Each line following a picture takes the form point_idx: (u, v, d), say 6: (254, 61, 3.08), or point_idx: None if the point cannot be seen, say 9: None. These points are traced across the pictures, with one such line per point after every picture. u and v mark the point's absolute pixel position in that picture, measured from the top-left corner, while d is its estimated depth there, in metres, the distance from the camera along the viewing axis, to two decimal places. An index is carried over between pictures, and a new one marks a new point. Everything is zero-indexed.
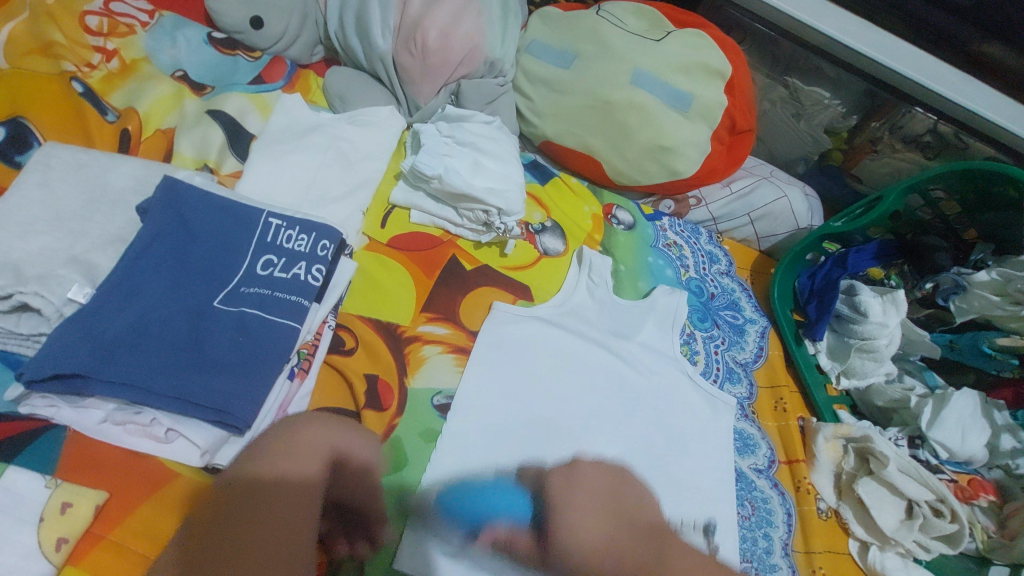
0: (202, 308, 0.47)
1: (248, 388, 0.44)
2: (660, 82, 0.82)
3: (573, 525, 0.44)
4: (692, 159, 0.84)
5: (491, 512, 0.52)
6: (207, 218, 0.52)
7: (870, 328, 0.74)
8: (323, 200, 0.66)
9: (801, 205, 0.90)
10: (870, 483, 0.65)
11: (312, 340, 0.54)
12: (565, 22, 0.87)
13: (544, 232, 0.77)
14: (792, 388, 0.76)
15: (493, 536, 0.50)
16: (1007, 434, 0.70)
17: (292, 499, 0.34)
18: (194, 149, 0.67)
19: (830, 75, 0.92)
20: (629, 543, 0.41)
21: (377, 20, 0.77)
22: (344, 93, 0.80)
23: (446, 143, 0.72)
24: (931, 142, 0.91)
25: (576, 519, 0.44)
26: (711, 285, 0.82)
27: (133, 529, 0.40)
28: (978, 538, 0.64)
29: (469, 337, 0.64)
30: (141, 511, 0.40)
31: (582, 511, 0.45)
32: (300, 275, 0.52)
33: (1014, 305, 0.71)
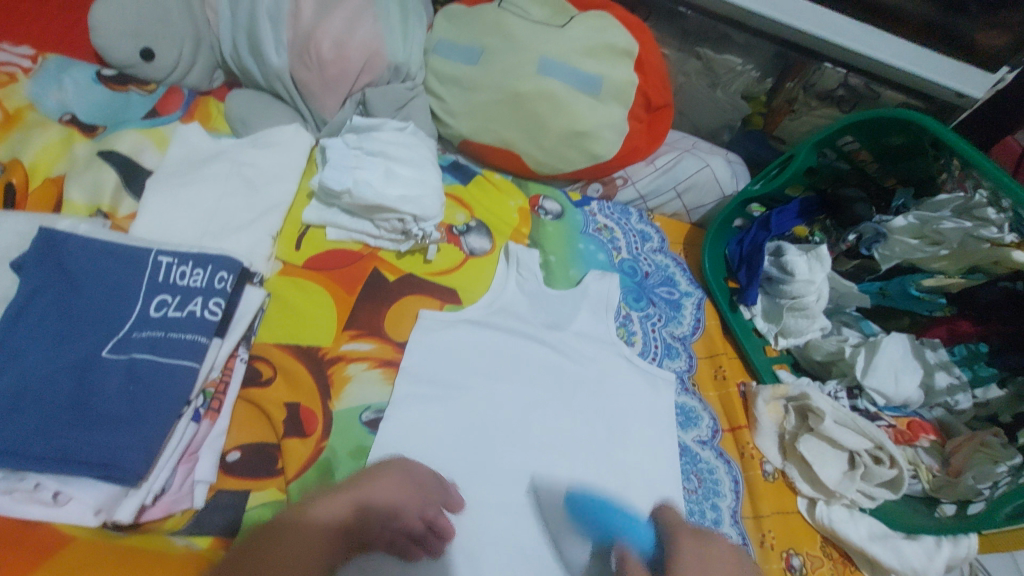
0: (88, 359, 0.45)
1: (137, 437, 0.43)
2: (568, 68, 0.81)
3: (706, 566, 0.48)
4: (610, 141, 0.84)
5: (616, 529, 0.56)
6: (92, 263, 0.50)
7: (798, 287, 0.74)
8: (227, 229, 0.64)
9: (724, 172, 0.90)
10: (811, 439, 0.65)
11: (219, 378, 0.53)
12: (468, 18, 0.86)
13: (468, 232, 0.76)
14: (732, 354, 0.77)
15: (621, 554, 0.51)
16: (941, 372, 0.73)
17: (314, 539, 0.41)
18: (86, 195, 0.64)
19: (739, 42, 0.93)
20: None
21: (269, 38, 0.75)
22: (245, 116, 0.78)
23: (354, 154, 0.71)
24: (845, 96, 0.94)
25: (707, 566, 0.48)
26: (645, 264, 0.83)
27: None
28: (923, 478, 0.66)
29: (397, 349, 0.63)
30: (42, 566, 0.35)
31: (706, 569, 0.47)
32: (195, 312, 0.50)
33: (933, 245, 0.71)
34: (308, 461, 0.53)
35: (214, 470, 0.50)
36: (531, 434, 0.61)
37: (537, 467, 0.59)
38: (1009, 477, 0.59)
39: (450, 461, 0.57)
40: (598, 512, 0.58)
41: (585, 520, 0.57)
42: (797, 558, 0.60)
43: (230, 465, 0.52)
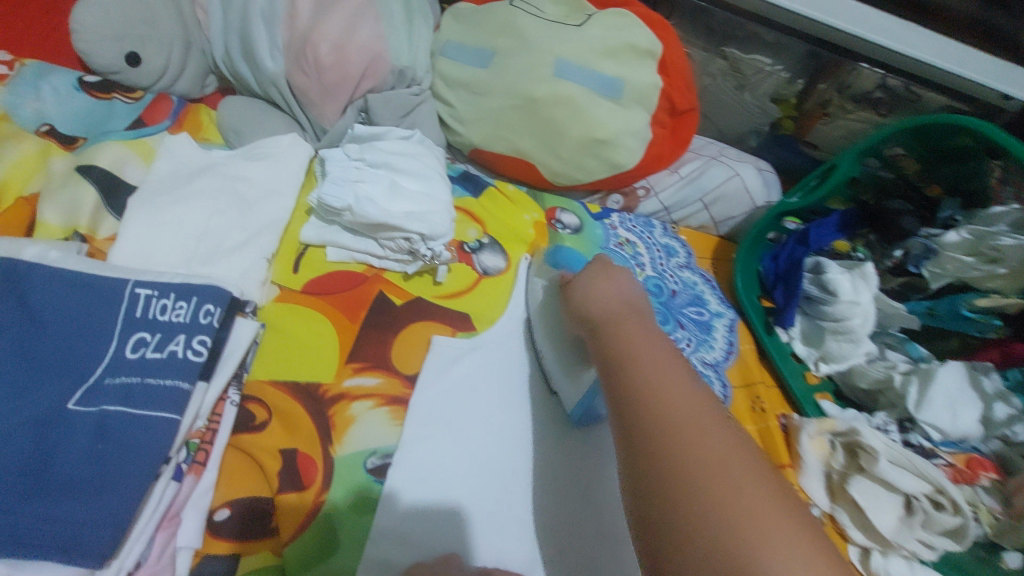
0: (50, 414, 0.39)
1: (107, 507, 0.38)
2: (587, 70, 0.75)
3: (596, 285, 0.52)
4: (632, 149, 0.78)
5: (564, 262, 0.66)
6: (59, 298, 0.44)
7: (841, 309, 0.68)
8: (218, 252, 0.58)
9: (754, 182, 0.84)
10: (862, 481, 0.59)
11: (205, 426, 0.48)
12: (478, 17, 0.79)
13: (481, 249, 0.70)
14: (768, 382, 0.71)
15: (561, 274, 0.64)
16: (1000, 403, 0.66)
17: None
18: (61, 216, 0.58)
19: (768, 41, 0.87)
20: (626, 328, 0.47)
21: (264, 41, 0.69)
22: (238, 125, 0.72)
23: (356, 167, 0.65)
24: (883, 97, 0.86)
25: (601, 283, 0.52)
26: (671, 281, 0.76)
27: None
28: (984, 522, 0.59)
29: (405, 384, 0.57)
30: None
31: (607, 293, 0.51)
32: (176, 352, 0.45)
33: (990, 263, 0.65)
34: (307, 518, 0.47)
35: (199, 534, 0.44)
36: (554, 477, 0.55)
37: (562, 516, 0.54)
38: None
39: (466, 513, 0.51)
40: (560, 258, 0.67)
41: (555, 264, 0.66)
42: None
43: (219, 525, 0.45)
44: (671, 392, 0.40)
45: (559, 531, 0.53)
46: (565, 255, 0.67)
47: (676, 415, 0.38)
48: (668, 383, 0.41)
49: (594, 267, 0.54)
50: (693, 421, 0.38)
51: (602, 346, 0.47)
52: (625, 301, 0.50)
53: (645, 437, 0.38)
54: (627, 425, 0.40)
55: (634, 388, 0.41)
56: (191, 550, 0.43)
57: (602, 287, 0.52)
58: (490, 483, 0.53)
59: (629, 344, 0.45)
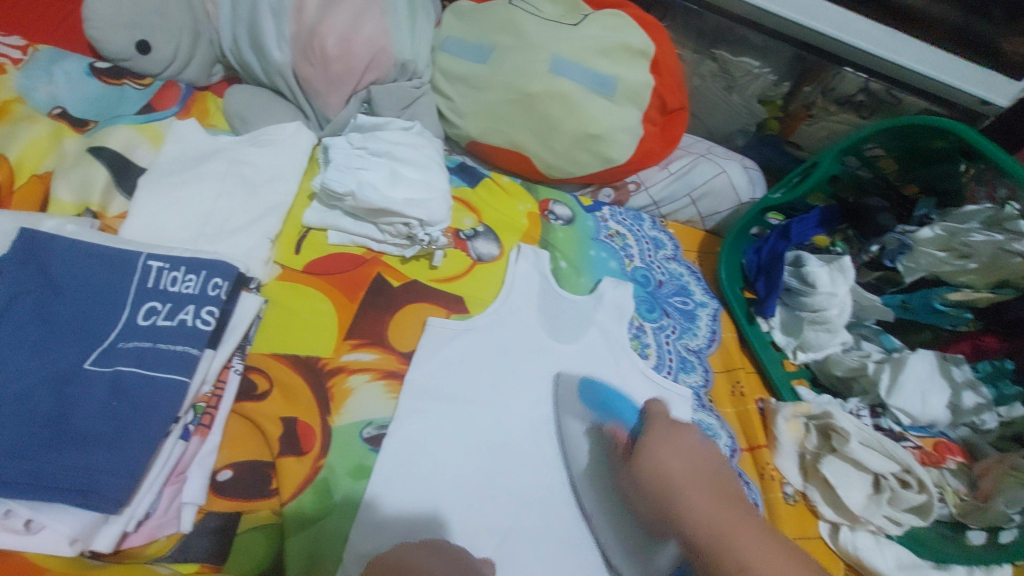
0: (69, 373, 0.42)
1: (121, 459, 0.40)
2: (581, 68, 0.78)
3: (663, 459, 0.48)
4: (624, 145, 0.81)
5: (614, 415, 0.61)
6: (75, 267, 0.46)
7: (820, 300, 0.71)
8: (223, 232, 0.61)
9: (740, 179, 0.87)
10: (834, 461, 0.62)
11: (211, 392, 0.51)
12: (478, 15, 0.83)
13: (476, 237, 0.73)
14: (748, 368, 0.74)
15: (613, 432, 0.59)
16: (969, 391, 0.69)
17: None
18: (74, 193, 0.61)
19: (757, 44, 0.90)
20: (701, 487, 0.46)
21: (271, 32, 0.72)
22: (243, 112, 0.75)
23: (359, 154, 0.67)
24: (865, 101, 0.90)
25: (667, 454, 0.48)
26: (658, 272, 0.80)
27: None
28: (950, 502, 0.62)
29: (400, 360, 0.60)
30: None
31: (676, 457, 0.48)
32: (186, 320, 0.47)
33: (961, 259, 0.68)
34: (305, 481, 0.50)
35: (204, 491, 0.47)
36: (542, 451, 0.58)
37: (546, 487, 0.57)
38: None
39: (456, 481, 0.54)
40: (609, 401, 0.62)
41: (595, 404, 0.61)
42: None
43: (223, 484, 0.49)
44: (749, 543, 0.42)
45: (544, 500, 0.56)
46: (618, 400, 0.63)
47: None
48: (748, 550, 0.42)
49: (655, 428, 0.51)
50: (767, 562, 0.41)
51: (674, 531, 0.46)
52: (690, 453, 0.48)
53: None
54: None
55: (699, 545, 0.44)
56: (195, 506, 0.46)
57: (666, 450, 0.49)
58: (480, 453, 0.56)
59: (691, 509, 0.45)
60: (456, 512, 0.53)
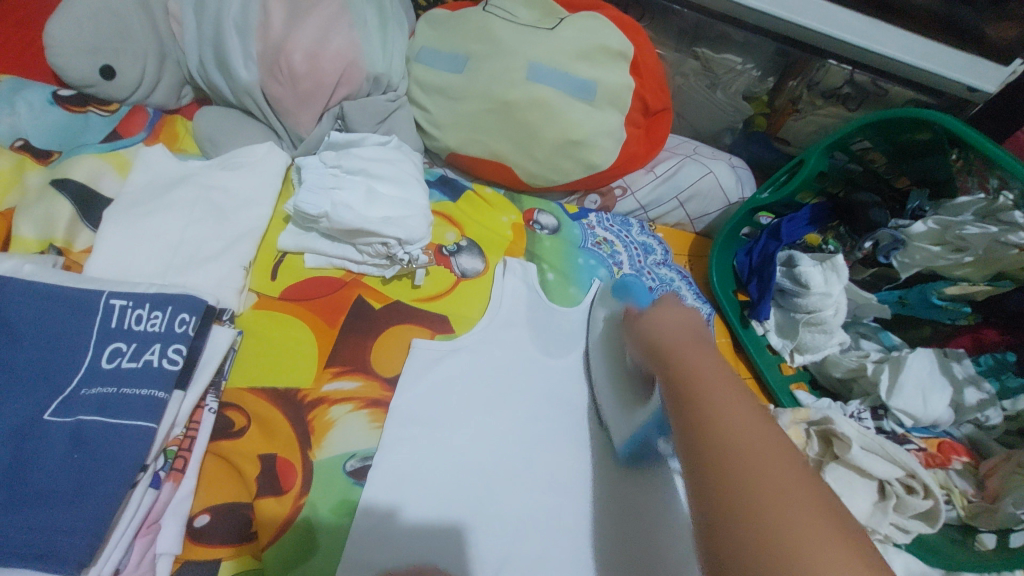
0: (25, 426, 0.40)
1: (83, 515, 0.38)
2: (560, 73, 0.76)
3: (659, 319, 0.48)
4: (608, 149, 0.79)
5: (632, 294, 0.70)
6: (32, 311, 0.44)
7: (814, 300, 0.69)
8: (194, 261, 0.59)
9: (728, 179, 0.85)
10: (838, 469, 0.59)
11: (184, 433, 0.49)
12: (453, 23, 0.81)
13: (459, 252, 0.71)
14: (745, 374, 0.73)
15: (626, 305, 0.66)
16: (970, 388, 0.67)
17: None
18: (37, 228, 0.58)
19: (738, 40, 0.88)
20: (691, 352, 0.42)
21: (237, 51, 0.70)
22: (214, 136, 0.73)
23: (333, 174, 0.66)
24: (851, 93, 0.89)
25: (663, 316, 0.48)
26: (648, 278, 0.78)
27: None
28: (958, 505, 0.60)
29: (384, 386, 0.57)
30: None
31: (669, 321, 0.48)
32: (152, 361, 0.45)
33: (956, 252, 0.67)
34: (284, 523, 0.47)
35: (180, 540, 0.45)
36: (535, 472, 0.56)
37: (542, 512, 0.54)
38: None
39: (446, 513, 0.51)
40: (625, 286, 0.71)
41: (619, 292, 0.70)
42: None
43: (200, 530, 0.46)
44: (748, 429, 0.34)
45: (541, 524, 0.54)
46: (632, 282, 0.72)
47: (757, 448, 0.32)
48: (746, 430, 0.34)
49: (656, 301, 0.51)
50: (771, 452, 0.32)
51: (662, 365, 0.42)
52: (688, 332, 0.46)
53: (711, 456, 0.33)
54: (679, 412, 0.37)
55: (690, 411, 0.36)
56: (171, 556, 0.44)
57: (664, 321, 0.48)
58: (471, 480, 0.54)
59: (715, 396, 0.36)
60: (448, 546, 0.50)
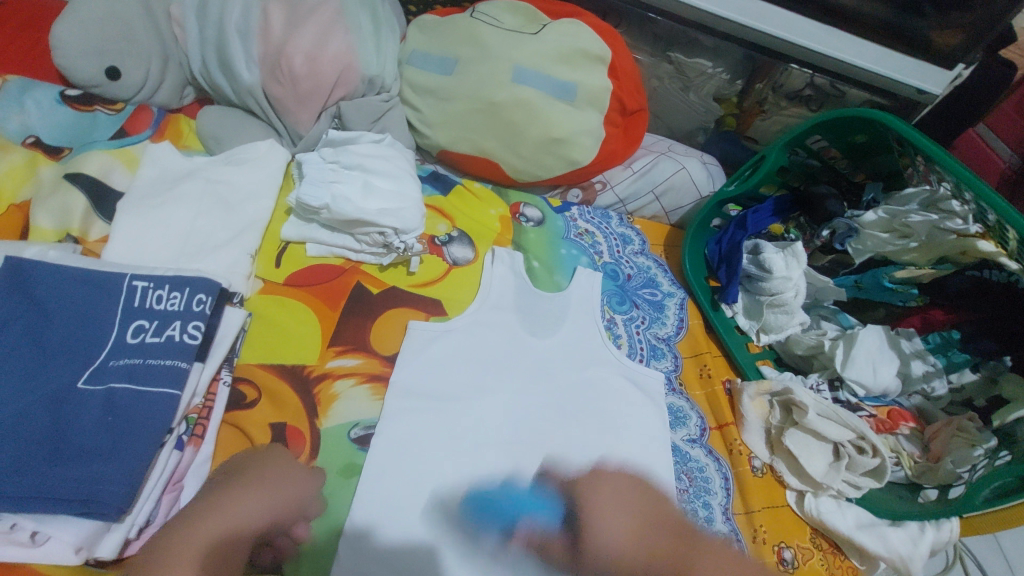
0: (63, 393, 0.45)
1: (119, 467, 0.43)
2: (542, 76, 0.82)
3: (604, 531, 0.54)
4: (587, 147, 0.85)
5: (519, 512, 0.57)
6: (63, 293, 0.49)
7: (776, 284, 0.76)
8: (204, 249, 0.63)
9: (700, 174, 0.92)
10: (796, 433, 0.66)
11: (202, 403, 0.53)
12: (442, 29, 0.86)
13: (451, 242, 0.76)
14: (715, 352, 0.78)
15: (526, 536, 0.55)
16: (917, 360, 0.75)
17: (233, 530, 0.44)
18: (54, 219, 0.62)
19: (708, 46, 0.95)
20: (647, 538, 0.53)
21: (240, 54, 0.74)
22: (218, 133, 0.77)
23: (332, 169, 0.71)
24: (812, 95, 0.97)
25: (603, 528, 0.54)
26: (627, 266, 0.84)
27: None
28: (906, 465, 0.68)
29: (384, 363, 0.62)
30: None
31: (612, 525, 0.54)
32: (174, 336, 0.50)
33: (903, 239, 0.74)
34: None
35: None
36: (526, 442, 0.61)
37: (532, 478, 0.59)
38: (986, 460, 0.62)
39: (442, 474, 0.57)
40: (488, 509, 0.56)
41: (490, 519, 0.56)
42: (788, 550, 0.61)
43: None
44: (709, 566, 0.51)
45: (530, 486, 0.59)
46: (507, 503, 0.57)
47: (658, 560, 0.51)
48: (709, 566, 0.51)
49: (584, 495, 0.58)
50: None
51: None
52: (635, 521, 0.54)
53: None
54: None
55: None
56: None
57: (604, 525, 0.54)
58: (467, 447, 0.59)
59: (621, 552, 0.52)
60: (445, 503, 0.55)
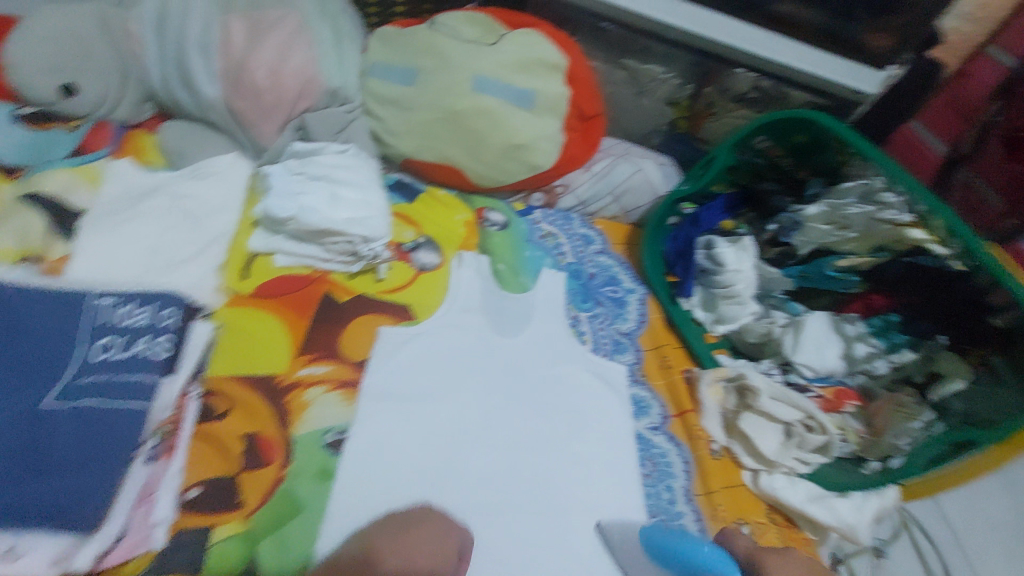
0: (34, 411, 0.48)
1: (94, 478, 0.47)
2: (502, 84, 0.84)
3: None
4: (548, 151, 0.88)
5: None
6: (33, 315, 0.52)
7: (728, 276, 0.81)
8: (172, 264, 0.64)
9: (656, 175, 0.96)
10: (750, 416, 0.70)
11: (171, 417, 0.53)
12: (401, 40, 0.88)
13: (418, 248, 0.78)
14: (674, 344, 0.82)
15: None
16: (860, 343, 0.80)
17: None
18: (12, 239, 0.60)
19: (659, 53, 1.00)
20: None
21: (201, 70, 0.75)
22: (182, 148, 0.76)
23: (298, 180, 0.72)
24: (758, 97, 1.02)
25: None
26: (589, 265, 0.88)
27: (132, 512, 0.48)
28: (852, 441, 0.73)
29: (354, 369, 0.64)
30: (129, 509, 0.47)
31: None
32: (142, 351, 0.53)
33: (842, 230, 0.79)
34: (270, 490, 0.54)
35: (173, 512, 0.50)
36: (497, 438, 0.63)
37: (504, 472, 0.61)
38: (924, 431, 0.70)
39: (415, 473, 0.59)
40: None
41: None
42: (745, 527, 0.65)
43: (191, 501, 0.51)
44: None
45: (501, 481, 0.61)
46: None
47: None
48: None
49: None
50: None
51: None
52: None
53: None
54: None
55: None
56: (165, 527, 0.49)
57: None
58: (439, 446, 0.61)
59: None
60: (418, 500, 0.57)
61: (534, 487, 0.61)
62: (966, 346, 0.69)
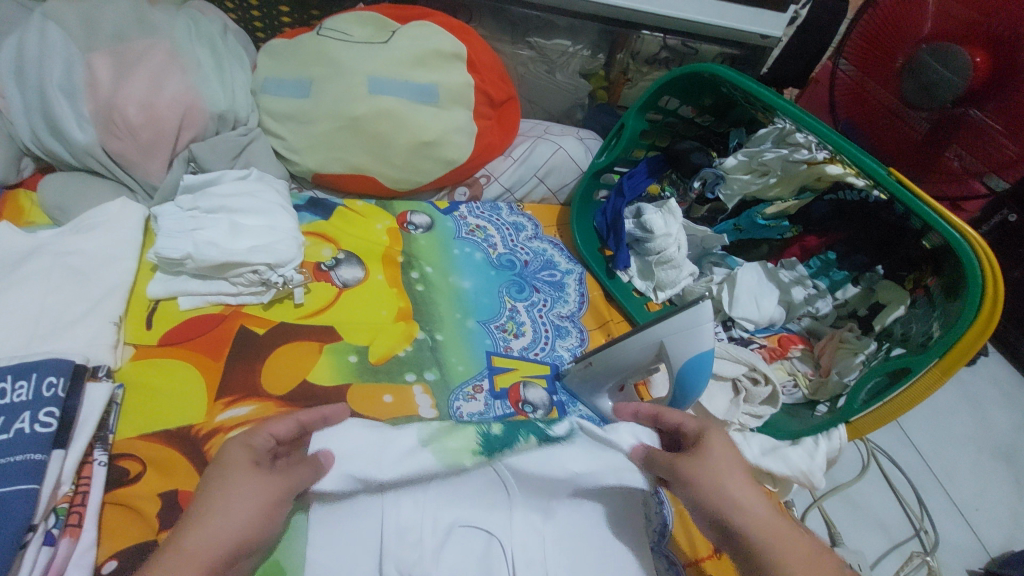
0: None
1: None
2: (399, 83, 0.80)
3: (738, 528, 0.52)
4: (461, 145, 0.85)
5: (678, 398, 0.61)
6: None
7: (660, 242, 0.81)
8: (59, 326, 0.59)
9: (577, 151, 0.94)
10: None
11: (72, 490, 0.51)
12: (290, 51, 0.83)
13: (338, 265, 0.75)
14: (617, 318, 0.83)
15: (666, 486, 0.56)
16: (797, 287, 0.81)
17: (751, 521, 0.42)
18: (51, 205, 0.71)
19: (564, 27, 0.98)
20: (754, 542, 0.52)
21: (67, 113, 0.69)
22: (63, 203, 0.71)
23: (190, 216, 0.68)
24: (669, 56, 1.00)
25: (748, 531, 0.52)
26: (522, 253, 0.86)
27: (150, 488, 0.54)
28: (802, 385, 0.74)
29: (279, 403, 0.61)
30: (148, 479, 0.54)
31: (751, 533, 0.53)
32: (22, 429, 0.49)
33: (763, 176, 0.78)
34: None
35: None
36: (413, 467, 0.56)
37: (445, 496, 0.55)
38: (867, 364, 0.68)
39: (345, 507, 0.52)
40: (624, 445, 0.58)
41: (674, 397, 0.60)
42: None
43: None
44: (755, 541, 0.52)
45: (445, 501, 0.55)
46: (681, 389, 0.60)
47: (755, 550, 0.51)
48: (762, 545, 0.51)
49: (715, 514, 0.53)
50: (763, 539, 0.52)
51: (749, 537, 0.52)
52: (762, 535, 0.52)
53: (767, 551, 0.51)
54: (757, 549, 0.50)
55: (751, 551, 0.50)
56: None
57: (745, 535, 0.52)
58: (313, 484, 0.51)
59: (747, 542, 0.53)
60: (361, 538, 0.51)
61: (452, 526, 0.54)
62: (902, 273, 0.71)
